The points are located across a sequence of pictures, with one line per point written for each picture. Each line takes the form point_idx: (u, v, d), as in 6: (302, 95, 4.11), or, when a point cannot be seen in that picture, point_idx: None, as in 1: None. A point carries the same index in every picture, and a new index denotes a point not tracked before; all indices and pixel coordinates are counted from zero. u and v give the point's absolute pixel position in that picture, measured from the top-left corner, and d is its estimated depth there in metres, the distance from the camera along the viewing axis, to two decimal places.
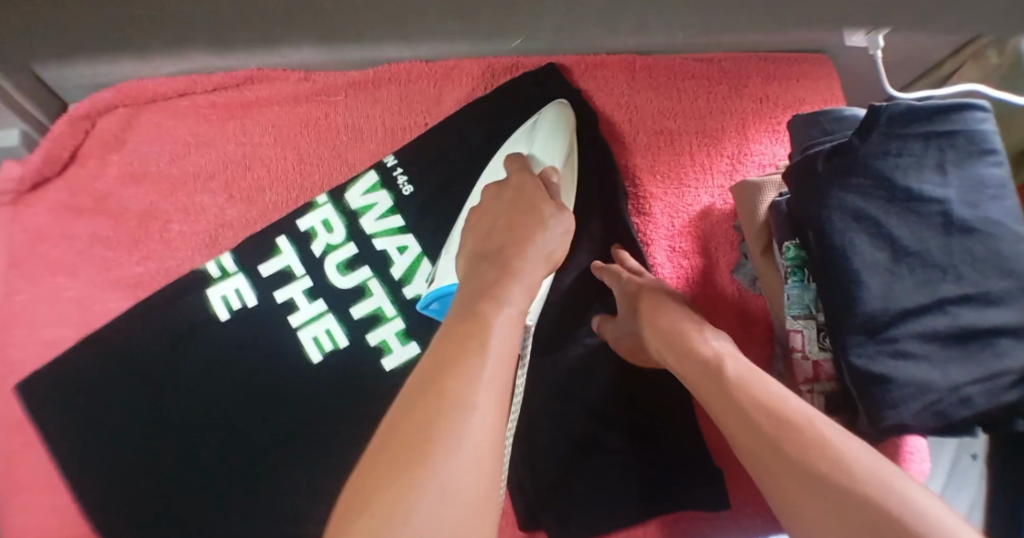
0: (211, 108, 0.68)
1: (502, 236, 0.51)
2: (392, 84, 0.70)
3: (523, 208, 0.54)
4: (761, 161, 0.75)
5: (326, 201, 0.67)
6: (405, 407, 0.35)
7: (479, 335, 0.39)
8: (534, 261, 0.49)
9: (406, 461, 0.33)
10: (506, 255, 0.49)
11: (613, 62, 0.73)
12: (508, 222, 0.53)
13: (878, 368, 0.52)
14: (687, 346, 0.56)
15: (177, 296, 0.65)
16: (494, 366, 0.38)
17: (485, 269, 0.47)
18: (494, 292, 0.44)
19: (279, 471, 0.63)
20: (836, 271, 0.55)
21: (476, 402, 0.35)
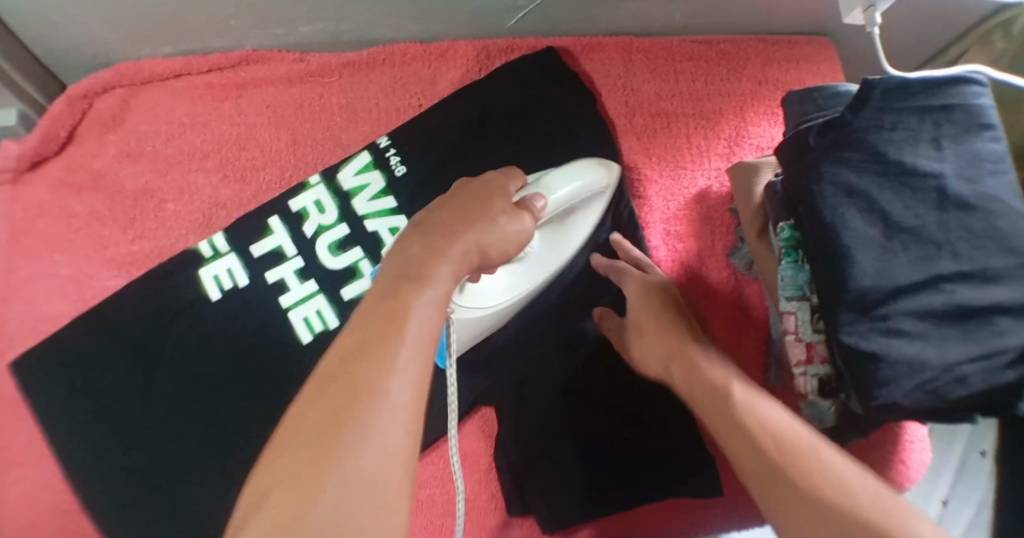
0: (207, 88, 0.69)
1: (448, 218, 0.41)
2: (386, 65, 0.70)
3: (478, 192, 0.44)
4: (760, 145, 0.72)
5: (318, 182, 0.67)
6: (315, 390, 0.32)
7: (397, 316, 0.34)
8: (469, 247, 0.40)
9: (316, 451, 0.30)
10: (436, 232, 0.40)
11: (609, 44, 0.72)
12: (457, 199, 0.43)
13: (869, 345, 0.52)
14: (691, 368, 0.56)
15: (171, 274, 0.66)
16: (411, 351, 0.34)
17: (414, 245, 0.39)
18: (415, 281, 0.37)
19: (270, 447, 0.64)
20: (827, 247, 0.54)
21: (391, 387, 0.32)
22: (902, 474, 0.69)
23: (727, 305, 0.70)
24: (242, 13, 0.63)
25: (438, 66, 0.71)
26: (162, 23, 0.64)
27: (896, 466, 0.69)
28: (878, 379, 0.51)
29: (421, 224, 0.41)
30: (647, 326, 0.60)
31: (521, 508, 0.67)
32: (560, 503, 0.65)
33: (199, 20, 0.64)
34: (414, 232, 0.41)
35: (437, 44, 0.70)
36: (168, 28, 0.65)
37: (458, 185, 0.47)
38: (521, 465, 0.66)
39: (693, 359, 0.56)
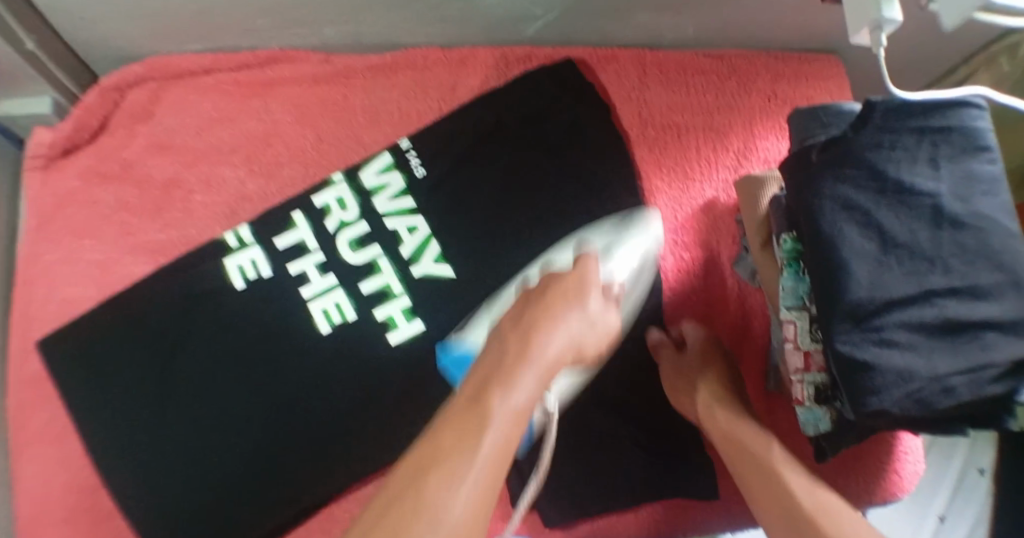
0: (235, 85, 0.72)
1: (537, 325, 0.54)
2: (409, 69, 0.73)
3: (567, 301, 0.56)
4: (767, 157, 0.74)
5: (340, 179, 0.70)
6: (408, 476, 0.43)
7: (483, 421, 0.46)
8: (554, 353, 0.53)
9: (402, 524, 0.40)
10: (531, 336, 0.53)
11: (624, 57, 0.75)
12: (545, 299, 0.56)
13: (862, 355, 0.54)
14: (723, 419, 0.62)
15: (196, 263, 0.68)
16: (493, 449, 0.45)
17: (509, 345, 0.52)
18: (502, 381, 0.49)
19: (287, 431, 0.67)
20: (826, 260, 0.57)
21: (470, 484, 0.43)
22: (895, 482, 0.72)
23: (729, 312, 0.73)
24: (272, 15, 0.66)
25: (458, 72, 0.73)
26: (195, 21, 0.66)
27: (889, 476, 0.71)
28: (869, 387, 0.54)
29: (517, 322, 0.54)
30: (690, 370, 0.65)
31: (525, 499, 0.68)
32: (562, 497, 0.68)
33: (230, 20, 0.67)
34: (512, 327, 0.54)
35: (458, 51, 0.73)
36: (200, 26, 0.67)
37: (547, 280, 0.59)
38: (527, 459, 0.68)
39: (728, 412, 0.62)
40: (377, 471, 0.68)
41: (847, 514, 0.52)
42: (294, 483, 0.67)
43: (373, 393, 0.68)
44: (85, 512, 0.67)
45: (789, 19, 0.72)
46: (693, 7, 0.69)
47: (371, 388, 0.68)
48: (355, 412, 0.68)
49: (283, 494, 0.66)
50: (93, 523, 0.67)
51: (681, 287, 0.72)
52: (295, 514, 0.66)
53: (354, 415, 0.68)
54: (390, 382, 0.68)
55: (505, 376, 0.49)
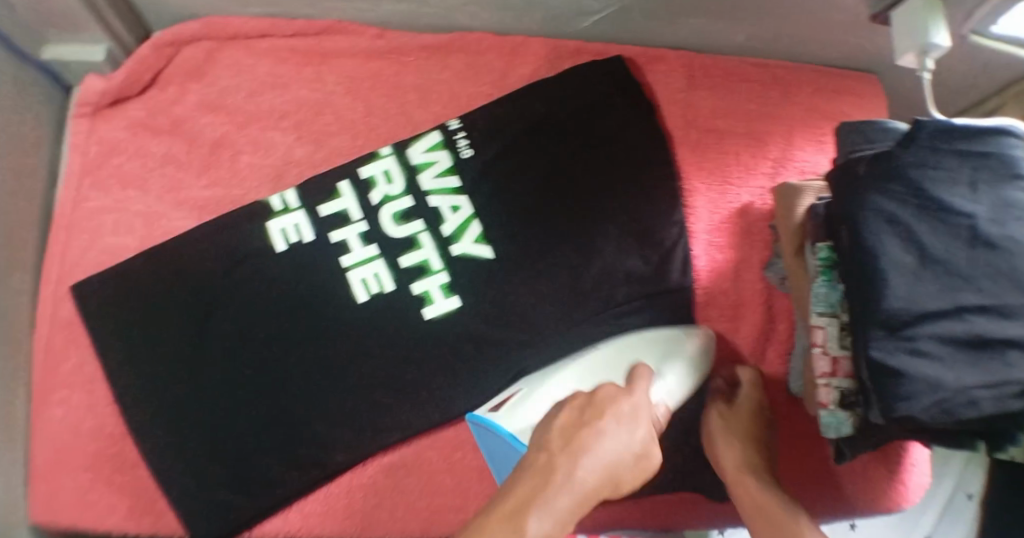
0: (290, 52, 0.72)
1: (584, 445, 0.52)
2: (462, 52, 0.74)
3: (623, 425, 0.55)
4: (802, 168, 0.75)
5: (389, 153, 0.71)
6: None
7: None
8: (598, 484, 0.51)
9: None
10: (577, 456, 0.51)
11: (672, 59, 0.77)
12: (600, 412, 0.55)
13: (893, 362, 0.57)
14: (754, 486, 0.63)
15: (240, 222, 0.69)
16: None
17: (557, 459, 0.51)
18: (542, 505, 0.47)
19: (316, 397, 0.68)
20: (866, 270, 0.59)
21: None
22: (901, 493, 0.72)
23: (757, 315, 0.73)
24: None
25: (511, 60, 0.74)
26: None
27: (896, 485, 0.71)
28: (899, 393, 0.56)
29: (565, 430, 0.53)
30: (734, 433, 0.66)
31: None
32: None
33: None
34: (559, 434, 0.53)
35: (511, 40, 0.74)
36: None
37: (601, 391, 0.58)
38: None
39: (761, 482, 0.63)
40: (402, 439, 0.69)
41: None
42: (318, 448, 0.67)
43: (404, 365, 0.69)
44: (110, 460, 0.68)
45: (837, 36, 0.73)
46: (745, 15, 0.71)
47: (402, 361, 0.69)
48: (384, 383, 0.68)
49: (306, 457, 0.67)
50: (117, 471, 0.68)
51: (711, 288, 0.73)
52: (322, 475, 0.68)
53: (383, 386, 0.68)
54: (421, 355, 0.69)
55: (545, 496, 0.48)
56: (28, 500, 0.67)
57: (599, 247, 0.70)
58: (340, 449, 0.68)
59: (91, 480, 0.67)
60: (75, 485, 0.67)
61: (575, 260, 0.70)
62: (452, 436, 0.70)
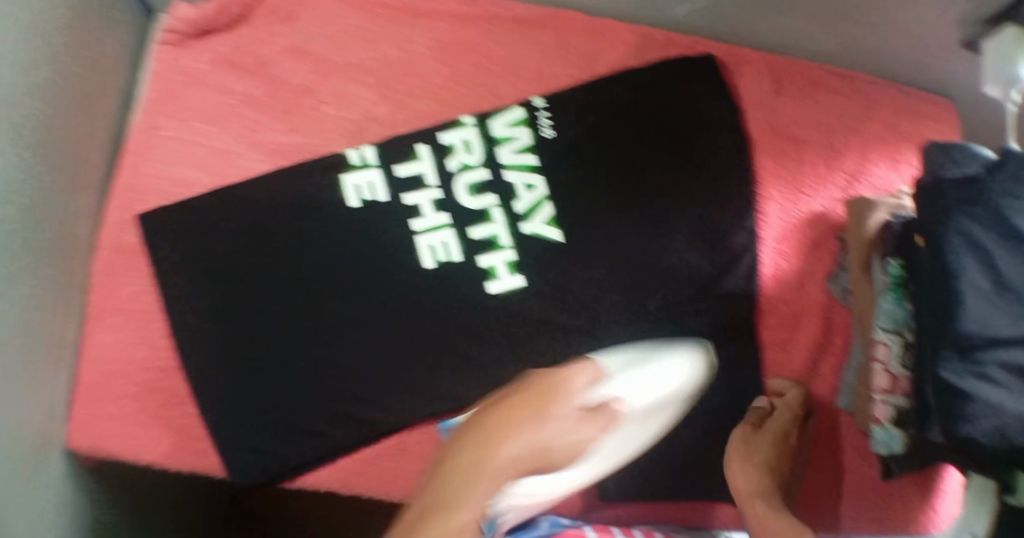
0: (382, 7, 0.72)
1: (496, 424, 0.56)
2: (554, 29, 0.73)
3: (539, 401, 0.57)
4: (876, 185, 0.75)
5: (471, 122, 0.70)
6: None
7: (463, 490, 0.52)
8: (525, 446, 0.55)
9: None
10: (494, 431, 0.56)
11: (760, 61, 0.76)
12: (519, 400, 0.58)
13: (961, 384, 0.55)
14: (770, 506, 0.62)
15: (316, 172, 0.68)
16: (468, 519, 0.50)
17: (476, 442, 0.55)
18: (486, 453, 0.54)
19: (370, 358, 0.67)
20: (943, 290, 0.58)
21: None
22: (930, 519, 0.74)
23: (814, 326, 0.73)
24: None
25: (602, 42, 0.74)
26: None
27: (930, 512, 0.73)
28: (963, 415, 0.55)
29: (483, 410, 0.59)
30: (757, 455, 0.67)
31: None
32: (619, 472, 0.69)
33: None
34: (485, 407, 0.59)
35: (601, 24, 0.74)
36: None
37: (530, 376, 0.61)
38: None
39: (772, 502, 0.63)
40: (453, 410, 0.68)
41: None
42: (368, 408, 0.67)
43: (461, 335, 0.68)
44: (157, 393, 0.67)
45: (925, 58, 0.74)
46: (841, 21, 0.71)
47: (459, 331, 0.68)
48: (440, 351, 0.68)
49: (354, 416, 0.67)
50: (161, 407, 0.67)
51: (773, 296, 0.73)
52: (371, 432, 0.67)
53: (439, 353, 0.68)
54: (478, 327, 0.68)
55: (474, 450, 0.55)
56: (68, 424, 0.65)
57: (669, 243, 0.70)
58: (390, 411, 0.67)
59: (138, 410, 0.66)
60: (119, 413, 0.66)
61: (642, 252, 0.70)
62: None
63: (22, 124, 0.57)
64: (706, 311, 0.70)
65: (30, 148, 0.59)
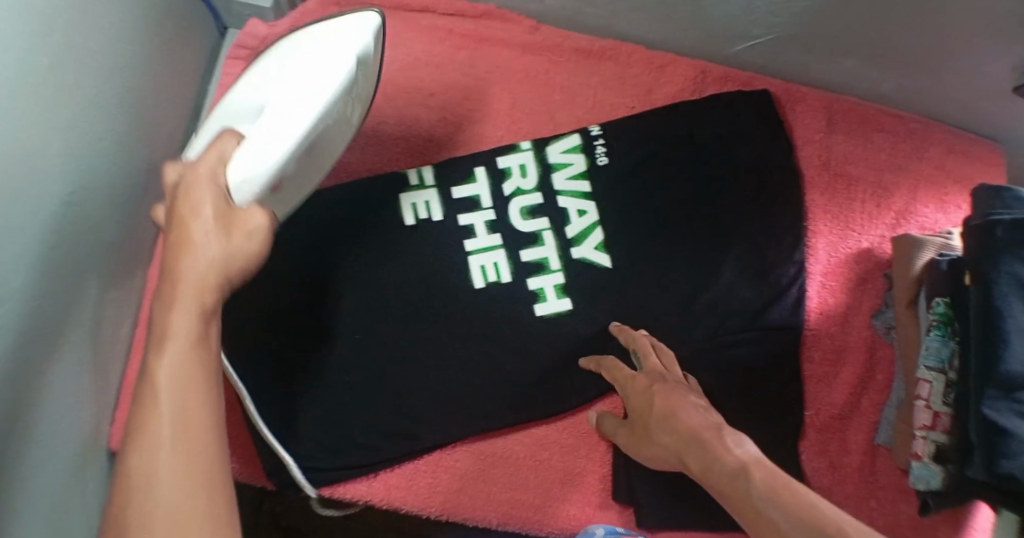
0: (448, 33, 0.76)
1: (185, 201, 0.41)
2: (611, 61, 0.77)
3: (204, 185, 0.42)
4: (925, 225, 0.76)
5: (528, 148, 0.72)
6: (143, 415, 0.35)
7: (173, 313, 0.37)
8: (211, 198, 0.41)
9: (145, 440, 0.35)
10: (184, 206, 0.41)
11: (812, 97, 0.78)
12: (191, 180, 0.43)
13: (1005, 421, 0.53)
14: (710, 448, 0.50)
15: (377, 189, 0.70)
16: (195, 328, 0.38)
17: (168, 238, 0.40)
18: (192, 249, 0.39)
19: (415, 372, 0.67)
20: (988, 329, 0.56)
21: (169, 364, 0.36)
22: None
23: (857, 364, 0.73)
24: None
25: (657, 75, 0.77)
26: None
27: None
28: (1004, 452, 0.53)
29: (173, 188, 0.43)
30: (655, 422, 0.57)
31: (625, 497, 0.68)
32: (659, 502, 0.67)
33: None
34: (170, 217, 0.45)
35: (661, 56, 0.77)
36: None
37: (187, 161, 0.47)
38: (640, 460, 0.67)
39: (711, 441, 0.50)
40: (495, 429, 0.69)
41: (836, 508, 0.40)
42: (412, 421, 0.67)
43: (508, 354, 0.68)
44: None
45: (977, 103, 0.74)
46: (898, 62, 0.72)
47: (506, 348, 0.68)
48: (486, 367, 0.68)
49: (399, 428, 0.67)
50: None
51: (819, 331, 0.74)
52: (416, 446, 0.68)
53: (484, 370, 0.68)
54: (524, 344, 0.69)
55: (176, 257, 0.39)
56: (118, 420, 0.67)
57: (716, 271, 0.71)
58: (433, 425, 0.67)
59: None
60: None
61: (691, 279, 0.70)
62: (542, 436, 0.70)
63: (101, 128, 0.60)
64: (750, 340, 0.70)
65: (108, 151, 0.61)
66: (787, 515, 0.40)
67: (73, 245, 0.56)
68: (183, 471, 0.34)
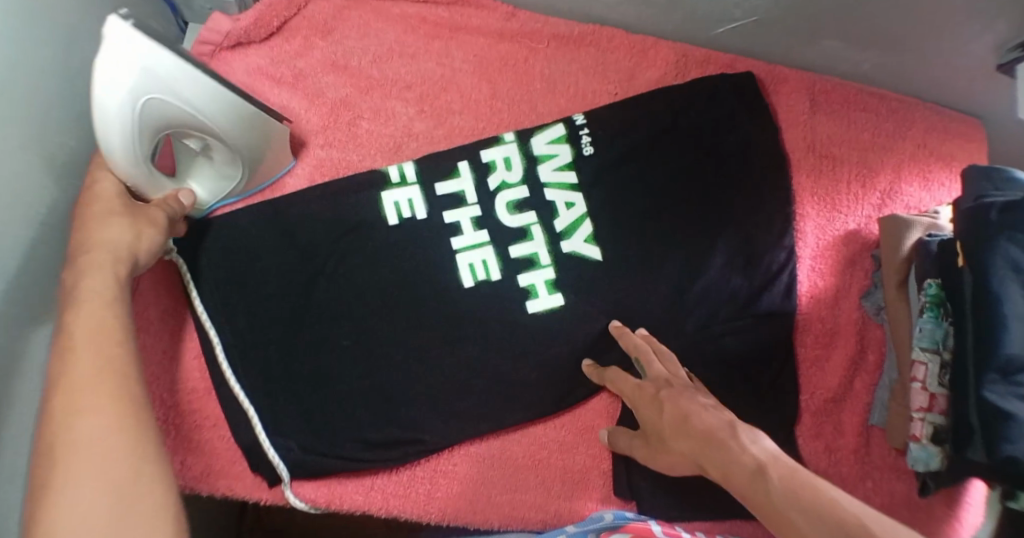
0: (421, 23, 0.73)
1: (94, 212, 0.53)
2: (591, 47, 0.75)
3: (109, 200, 0.55)
4: (907, 204, 0.76)
5: (512, 140, 0.70)
6: (70, 372, 0.43)
7: (94, 296, 0.48)
8: (118, 210, 0.54)
9: (74, 393, 0.42)
10: (94, 216, 0.53)
11: (794, 79, 0.77)
12: (95, 196, 0.55)
13: (1005, 406, 0.55)
14: (729, 448, 0.51)
15: (356, 188, 0.67)
16: (111, 306, 0.48)
17: (79, 240, 0.51)
18: (102, 245, 0.51)
19: (405, 377, 0.65)
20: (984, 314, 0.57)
21: (96, 332, 0.46)
22: (953, 529, 0.69)
23: (849, 344, 0.73)
24: None
25: (638, 60, 0.75)
26: None
27: (951, 522, 0.69)
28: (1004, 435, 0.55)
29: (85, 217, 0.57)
30: (667, 431, 0.58)
31: (626, 493, 0.67)
32: (660, 493, 0.67)
33: None
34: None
35: (642, 40, 0.75)
36: None
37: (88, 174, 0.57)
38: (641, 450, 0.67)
39: (727, 442, 0.51)
40: (491, 431, 0.66)
41: (835, 489, 0.43)
42: (404, 428, 0.65)
43: (500, 352, 0.67)
44: (189, 415, 0.64)
45: (957, 80, 0.75)
46: (881, 41, 0.71)
47: (498, 348, 0.67)
48: (477, 368, 0.66)
49: (390, 437, 0.64)
50: (194, 430, 0.64)
51: (811, 314, 0.73)
52: (413, 453, 0.65)
53: (475, 371, 0.66)
54: (517, 343, 0.67)
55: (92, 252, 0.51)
56: None
57: (708, 259, 0.70)
58: (426, 431, 0.65)
59: (164, 434, 0.62)
60: None
61: (682, 269, 0.69)
62: (540, 435, 0.68)
63: (51, 143, 0.55)
64: (745, 328, 0.70)
65: (54, 160, 0.56)
66: (803, 509, 0.42)
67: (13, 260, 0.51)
68: (116, 425, 0.42)
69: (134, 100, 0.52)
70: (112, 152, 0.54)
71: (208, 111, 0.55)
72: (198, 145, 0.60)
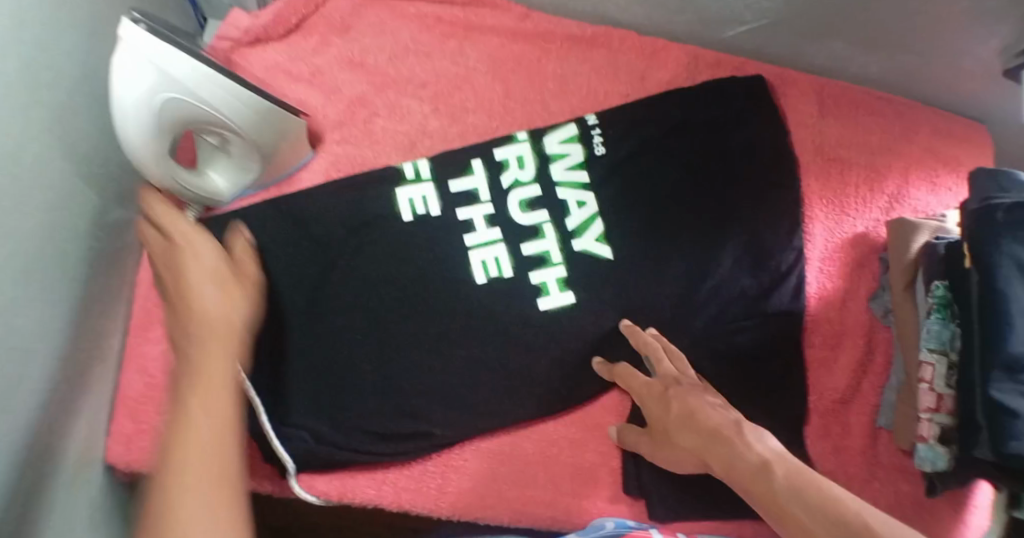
0: (436, 22, 0.74)
1: (198, 264, 0.55)
2: (604, 48, 0.75)
3: (212, 257, 0.57)
4: (915, 207, 0.77)
5: (525, 139, 0.71)
6: (186, 415, 0.45)
7: (209, 347, 0.50)
8: (219, 267, 0.56)
9: (181, 437, 0.43)
10: (199, 268, 0.55)
11: (804, 83, 0.78)
12: (194, 249, 0.57)
13: (1011, 403, 0.56)
14: (733, 446, 0.52)
15: (371, 184, 0.68)
16: (225, 354, 0.50)
17: (188, 292, 0.53)
18: (210, 298, 0.53)
19: (417, 372, 0.66)
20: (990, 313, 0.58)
21: (213, 378, 0.48)
22: (958, 532, 0.69)
23: (857, 345, 0.73)
24: None
25: (650, 62, 0.76)
26: None
27: (957, 524, 0.69)
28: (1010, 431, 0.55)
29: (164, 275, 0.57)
30: (673, 428, 0.59)
31: (635, 490, 0.67)
32: (669, 491, 0.67)
33: None
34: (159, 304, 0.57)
35: (654, 42, 0.76)
36: None
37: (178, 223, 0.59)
38: None
39: (731, 441, 0.53)
40: (502, 426, 0.67)
41: (838, 488, 0.45)
42: (416, 423, 0.65)
43: (511, 348, 0.67)
44: None
45: (965, 85, 0.75)
46: (891, 45, 0.72)
47: (510, 344, 0.67)
48: (489, 364, 0.67)
49: (402, 431, 0.65)
50: None
51: (819, 315, 0.74)
52: (424, 448, 0.65)
53: (487, 367, 0.67)
54: (529, 339, 0.67)
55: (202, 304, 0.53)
56: (109, 436, 0.61)
57: (718, 259, 0.70)
58: (437, 426, 0.65)
59: None
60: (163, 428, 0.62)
61: (692, 268, 0.70)
62: (550, 432, 0.68)
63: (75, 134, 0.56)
64: (755, 329, 0.70)
65: (81, 150, 0.56)
66: (807, 505, 0.44)
67: (47, 249, 0.51)
68: (214, 474, 0.42)
69: (147, 100, 0.53)
70: (132, 149, 0.57)
71: (218, 105, 0.56)
72: (216, 139, 0.61)
